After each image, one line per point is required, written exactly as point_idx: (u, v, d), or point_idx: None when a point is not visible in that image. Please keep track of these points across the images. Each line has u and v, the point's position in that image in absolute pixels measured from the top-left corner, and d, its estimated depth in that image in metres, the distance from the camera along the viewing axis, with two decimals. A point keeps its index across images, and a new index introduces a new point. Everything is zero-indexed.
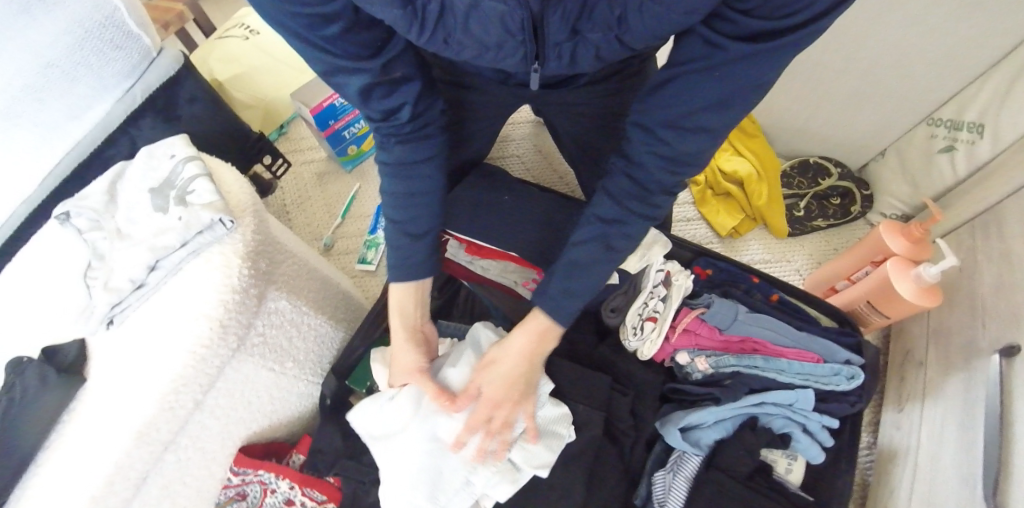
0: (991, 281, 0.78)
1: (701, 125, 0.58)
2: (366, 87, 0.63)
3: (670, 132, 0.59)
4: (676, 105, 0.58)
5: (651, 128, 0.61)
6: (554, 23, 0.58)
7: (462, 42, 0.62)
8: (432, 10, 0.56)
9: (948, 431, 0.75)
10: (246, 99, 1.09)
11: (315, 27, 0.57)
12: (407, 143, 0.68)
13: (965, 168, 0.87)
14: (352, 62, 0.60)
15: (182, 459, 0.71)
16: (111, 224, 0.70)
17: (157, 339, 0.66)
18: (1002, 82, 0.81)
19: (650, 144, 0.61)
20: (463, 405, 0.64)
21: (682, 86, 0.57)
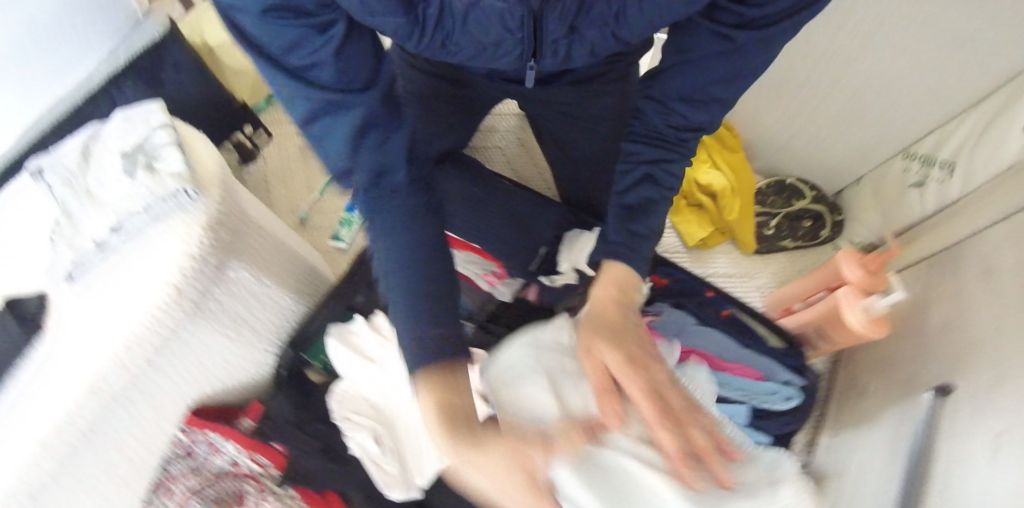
0: (939, 319, 0.79)
1: (714, 97, 0.60)
2: (356, 124, 0.51)
3: (684, 105, 0.61)
4: (684, 80, 0.60)
5: (662, 100, 0.62)
6: (552, 21, 0.60)
7: (460, 44, 0.63)
8: (432, 13, 0.57)
9: (876, 460, 0.77)
10: (237, 65, 1.07)
11: (299, 49, 0.49)
12: (411, 195, 0.53)
13: (934, 205, 0.87)
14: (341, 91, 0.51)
15: (134, 414, 0.74)
16: (83, 184, 0.71)
17: (114, 300, 0.68)
18: (978, 124, 0.80)
19: (669, 117, 0.62)
20: (612, 403, 0.45)
21: (691, 69, 0.60)
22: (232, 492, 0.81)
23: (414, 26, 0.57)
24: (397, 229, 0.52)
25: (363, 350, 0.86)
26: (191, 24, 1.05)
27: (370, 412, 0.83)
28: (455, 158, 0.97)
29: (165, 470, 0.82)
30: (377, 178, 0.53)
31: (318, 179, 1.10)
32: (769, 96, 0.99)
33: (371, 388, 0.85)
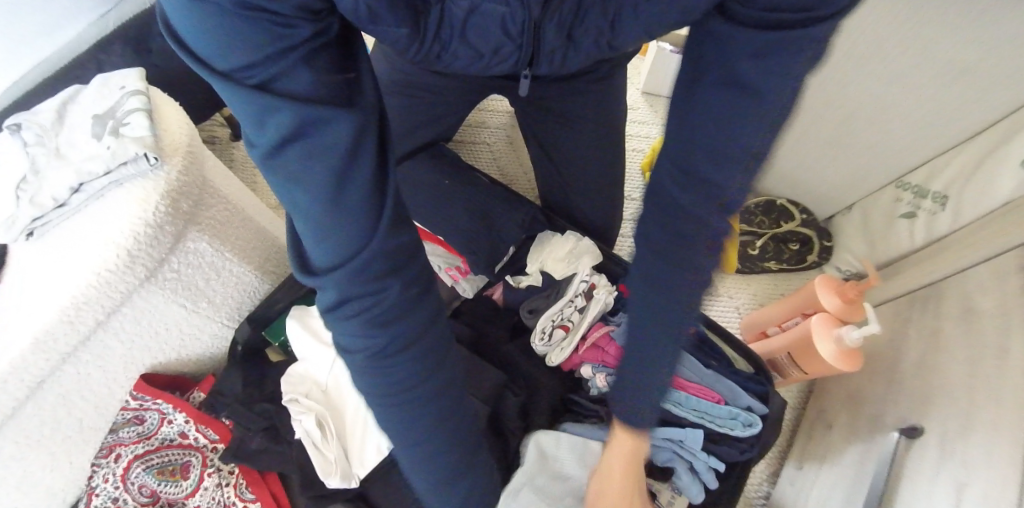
0: (914, 358, 0.75)
1: (734, 146, 0.43)
2: (345, 150, 0.41)
3: (700, 164, 0.45)
4: (695, 138, 0.45)
5: (682, 167, 0.46)
6: (550, 34, 0.68)
7: (457, 54, 0.71)
8: (433, 21, 0.63)
9: (834, 498, 0.74)
10: None
11: (271, 63, 0.38)
12: (403, 300, 0.48)
13: (922, 237, 0.82)
14: (320, 118, 0.40)
15: (82, 373, 0.74)
16: (53, 142, 0.72)
17: (68, 256, 0.69)
18: (972, 159, 0.75)
19: (687, 187, 0.45)
20: None
21: (698, 108, 0.45)
22: (178, 462, 0.80)
23: (415, 37, 0.63)
24: (386, 269, 0.46)
25: (317, 331, 0.86)
26: None
27: (318, 397, 0.82)
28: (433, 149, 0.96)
29: (114, 435, 0.81)
30: (364, 217, 0.44)
31: None
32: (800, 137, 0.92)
33: (322, 372, 0.84)
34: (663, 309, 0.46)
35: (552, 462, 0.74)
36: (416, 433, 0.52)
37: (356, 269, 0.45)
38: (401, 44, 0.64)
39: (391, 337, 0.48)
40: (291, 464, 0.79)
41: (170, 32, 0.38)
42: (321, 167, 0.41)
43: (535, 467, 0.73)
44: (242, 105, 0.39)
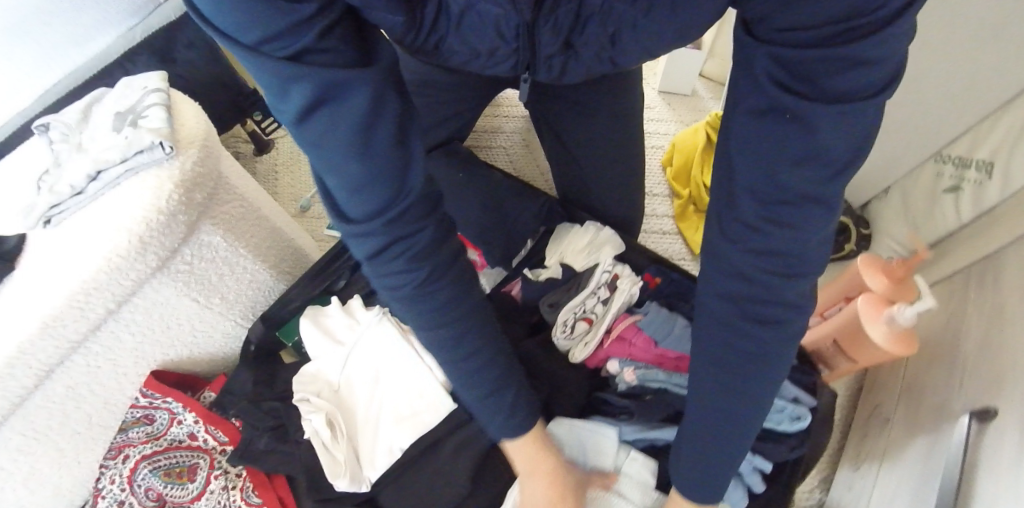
0: (976, 336, 0.67)
1: (797, 198, 0.41)
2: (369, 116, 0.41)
3: (764, 218, 0.43)
4: (759, 189, 0.43)
5: (744, 218, 0.44)
6: (545, 36, 0.63)
7: (455, 48, 0.68)
8: (429, 13, 0.62)
9: (899, 500, 0.65)
10: None
11: (294, 35, 0.38)
12: (434, 248, 0.49)
13: (970, 210, 0.76)
14: (341, 87, 0.40)
15: (91, 366, 0.73)
16: (77, 138, 0.75)
17: (79, 243, 0.68)
18: (1017, 121, 0.70)
19: (757, 252, 0.44)
20: None
21: (753, 149, 0.42)
22: (185, 464, 0.76)
23: (411, 26, 0.61)
24: (420, 225, 0.47)
25: (330, 331, 0.84)
26: None
27: (330, 396, 0.78)
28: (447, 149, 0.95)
29: (122, 435, 0.78)
30: (393, 179, 0.44)
31: None
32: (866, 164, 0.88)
33: (334, 372, 0.81)
34: (747, 354, 0.47)
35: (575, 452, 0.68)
36: (460, 375, 0.53)
37: (388, 222, 0.46)
38: (401, 36, 0.63)
39: (427, 284, 0.49)
40: (299, 467, 0.74)
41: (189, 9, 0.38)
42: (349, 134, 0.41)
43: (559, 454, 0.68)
44: (265, 79, 0.39)
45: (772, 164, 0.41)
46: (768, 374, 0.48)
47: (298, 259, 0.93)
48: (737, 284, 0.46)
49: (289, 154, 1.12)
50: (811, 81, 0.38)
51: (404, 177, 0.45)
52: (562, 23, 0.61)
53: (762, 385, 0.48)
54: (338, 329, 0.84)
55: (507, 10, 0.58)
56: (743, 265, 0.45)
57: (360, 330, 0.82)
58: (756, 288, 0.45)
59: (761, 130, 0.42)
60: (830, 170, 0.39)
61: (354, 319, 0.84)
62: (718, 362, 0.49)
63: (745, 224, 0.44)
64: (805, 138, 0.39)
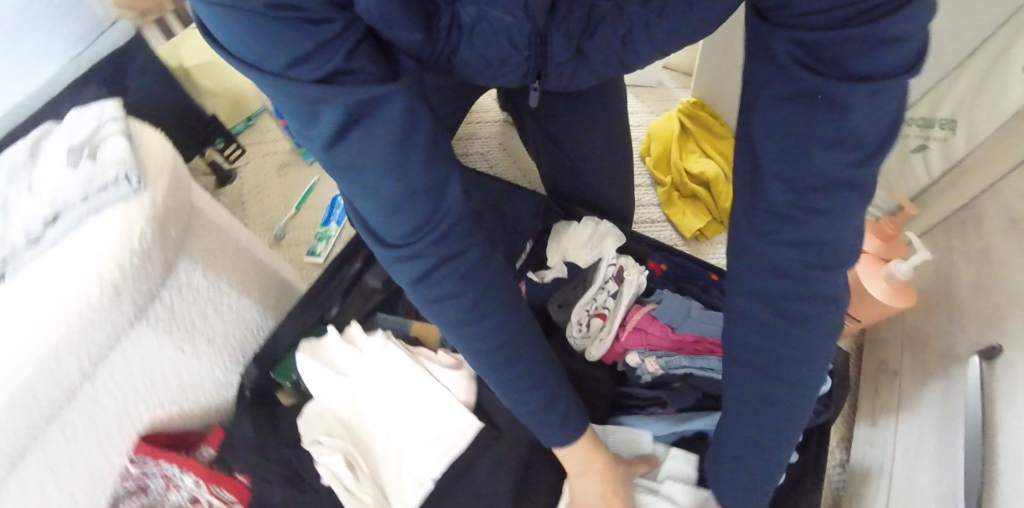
0: (968, 280, 0.71)
1: (838, 181, 0.37)
2: (398, 136, 0.39)
3: (801, 202, 0.39)
4: (784, 179, 0.40)
5: (775, 207, 0.40)
6: (558, 45, 0.61)
7: (470, 59, 0.64)
8: (443, 26, 0.57)
9: (926, 448, 0.67)
10: (214, 87, 1.04)
11: (321, 59, 0.36)
12: (477, 259, 0.47)
13: (940, 167, 0.81)
14: (382, 106, 0.38)
15: (69, 439, 0.64)
16: (25, 180, 0.68)
17: (42, 299, 0.60)
18: (975, 78, 0.76)
19: (800, 237, 0.40)
20: None
21: (774, 136, 0.39)
22: None
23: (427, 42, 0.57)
24: (457, 241, 0.45)
25: (333, 363, 0.78)
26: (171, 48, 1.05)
27: (342, 432, 0.73)
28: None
29: None
30: (432, 195, 0.42)
31: (294, 195, 1.04)
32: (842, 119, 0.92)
33: (344, 407, 0.76)
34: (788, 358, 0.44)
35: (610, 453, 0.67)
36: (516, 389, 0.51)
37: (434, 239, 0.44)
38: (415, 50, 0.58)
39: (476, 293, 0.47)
40: None
41: (212, 45, 0.37)
42: (380, 155, 0.39)
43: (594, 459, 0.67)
44: (298, 106, 0.37)
45: (799, 151, 0.38)
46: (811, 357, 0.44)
47: (283, 291, 0.88)
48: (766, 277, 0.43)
49: (256, 182, 1.06)
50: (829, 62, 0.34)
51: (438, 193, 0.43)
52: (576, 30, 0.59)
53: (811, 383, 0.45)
54: (342, 359, 0.78)
55: (521, 17, 0.55)
56: (777, 260, 0.41)
57: (367, 357, 0.78)
58: (792, 275, 0.41)
59: (779, 118, 0.38)
60: (859, 155, 0.36)
61: (357, 347, 0.79)
62: (743, 353, 0.47)
63: (771, 214, 0.41)
64: (836, 121, 0.35)
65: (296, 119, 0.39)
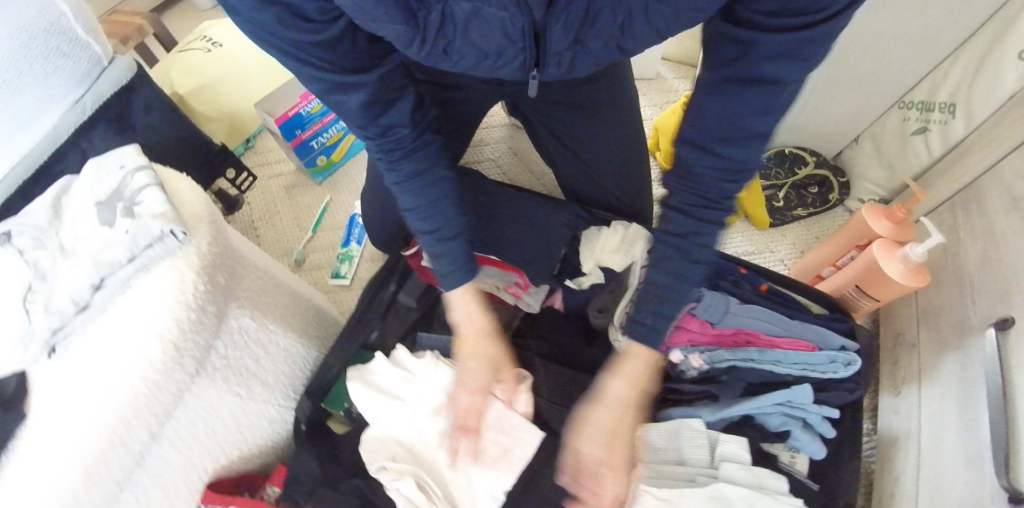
0: (976, 256, 0.77)
1: (752, 131, 0.56)
2: (366, 103, 0.64)
3: (724, 145, 0.57)
4: (715, 125, 0.57)
5: (702, 144, 0.58)
6: (556, 33, 0.64)
7: (461, 52, 0.67)
8: (434, 20, 0.61)
9: (948, 413, 0.74)
10: (211, 111, 1.02)
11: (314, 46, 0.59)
12: (410, 173, 0.66)
13: (939, 148, 0.87)
14: (345, 78, 0.62)
15: (142, 500, 0.64)
16: (54, 241, 0.64)
17: (102, 367, 0.59)
18: (971, 64, 0.81)
19: (709, 160, 0.57)
20: None
21: (720, 103, 0.57)
22: None
23: (414, 32, 0.61)
24: (410, 170, 0.67)
25: (384, 388, 0.79)
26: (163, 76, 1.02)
27: (407, 456, 0.75)
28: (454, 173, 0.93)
29: None
30: (375, 132, 0.65)
31: (308, 216, 1.04)
32: (839, 102, 0.97)
33: (404, 430, 0.77)
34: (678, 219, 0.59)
35: (665, 450, 0.75)
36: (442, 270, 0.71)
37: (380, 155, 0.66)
38: (402, 42, 0.62)
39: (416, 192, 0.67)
40: None
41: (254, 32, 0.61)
42: (356, 109, 0.64)
43: (652, 457, 0.75)
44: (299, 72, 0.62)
45: (735, 120, 0.56)
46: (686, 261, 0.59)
47: (322, 319, 0.88)
48: (686, 198, 0.59)
49: (264, 207, 1.05)
50: (781, 56, 0.53)
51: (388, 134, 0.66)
52: (574, 17, 0.61)
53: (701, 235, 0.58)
54: (391, 384, 0.79)
55: (517, 12, 0.59)
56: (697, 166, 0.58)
57: (418, 380, 0.78)
58: (706, 191, 0.58)
59: (732, 96, 0.56)
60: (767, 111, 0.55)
61: (404, 370, 0.79)
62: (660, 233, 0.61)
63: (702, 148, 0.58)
64: (762, 94, 0.55)
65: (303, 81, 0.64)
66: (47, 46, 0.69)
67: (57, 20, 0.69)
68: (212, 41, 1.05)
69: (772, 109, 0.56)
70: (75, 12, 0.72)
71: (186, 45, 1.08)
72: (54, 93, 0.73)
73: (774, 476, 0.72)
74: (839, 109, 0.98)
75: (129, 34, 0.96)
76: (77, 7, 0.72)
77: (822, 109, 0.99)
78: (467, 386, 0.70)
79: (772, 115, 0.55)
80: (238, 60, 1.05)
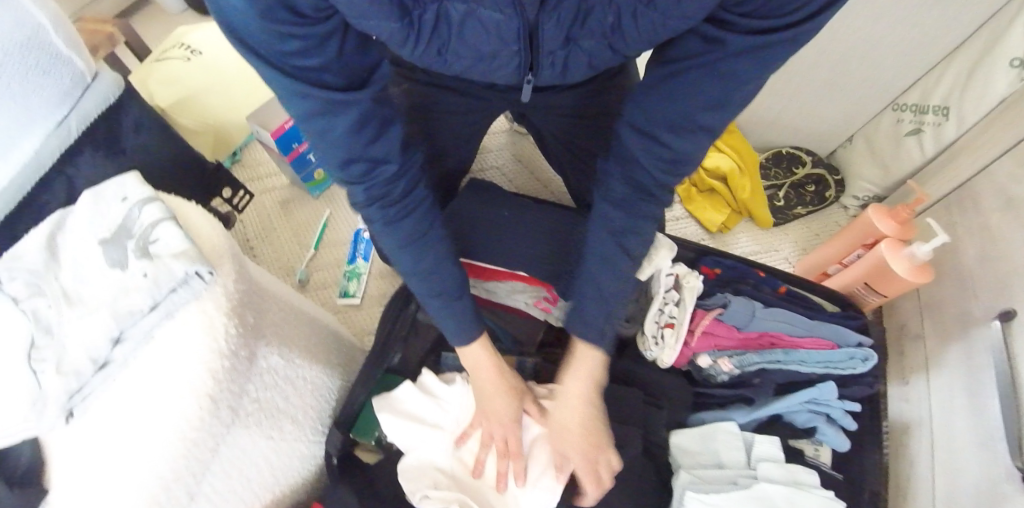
0: (974, 251, 0.81)
1: (698, 125, 0.59)
2: (356, 125, 0.56)
3: (671, 135, 0.60)
4: (664, 114, 0.60)
5: (650, 133, 0.62)
6: (550, 29, 0.61)
7: (457, 53, 0.66)
8: (429, 18, 0.57)
9: (957, 399, 0.78)
10: (194, 124, 1.07)
11: (305, 50, 0.50)
12: (401, 205, 0.63)
13: (933, 148, 0.91)
14: (344, 95, 0.54)
15: None
16: (56, 288, 0.57)
17: (134, 427, 0.55)
18: (963, 69, 0.85)
19: (649, 147, 0.62)
20: None
21: (674, 97, 0.59)
22: None
23: (408, 30, 0.57)
24: (397, 208, 0.63)
25: (417, 415, 0.75)
26: (142, 89, 1.07)
27: (449, 483, 0.71)
28: (471, 185, 0.93)
29: None
30: (365, 162, 0.59)
31: (308, 234, 1.06)
32: (831, 103, 1.02)
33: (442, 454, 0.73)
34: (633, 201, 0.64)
35: (703, 454, 0.75)
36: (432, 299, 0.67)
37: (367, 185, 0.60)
38: (396, 39, 0.58)
39: (407, 225, 0.63)
40: None
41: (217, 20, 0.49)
42: (343, 135, 0.56)
43: (691, 462, 0.74)
44: (281, 85, 0.52)
45: (689, 119, 0.59)
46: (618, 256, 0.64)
47: (341, 345, 0.85)
48: (622, 182, 0.64)
49: (259, 224, 1.07)
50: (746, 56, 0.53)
51: (378, 166, 0.60)
52: (565, 16, 0.59)
53: (637, 220, 0.64)
54: (418, 407, 0.75)
55: (513, 12, 0.58)
56: (640, 155, 0.63)
57: (449, 403, 0.76)
58: (644, 179, 0.63)
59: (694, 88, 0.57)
60: (718, 104, 0.57)
61: (428, 394, 0.77)
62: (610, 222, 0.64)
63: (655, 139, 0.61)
64: (721, 86, 0.56)
65: (277, 91, 0.53)
66: (29, 66, 0.62)
67: (35, 34, 0.62)
68: (192, 50, 1.11)
69: (730, 105, 0.58)
70: (55, 25, 0.64)
71: (162, 53, 1.13)
72: (38, 114, 0.66)
73: (805, 470, 0.73)
74: (830, 109, 1.03)
75: (100, 43, 0.97)
76: (55, 18, 0.64)
77: (814, 110, 1.04)
78: (497, 418, 0.70)
79: (721, 111, 0.58)
80: (218, 71, 1.11)
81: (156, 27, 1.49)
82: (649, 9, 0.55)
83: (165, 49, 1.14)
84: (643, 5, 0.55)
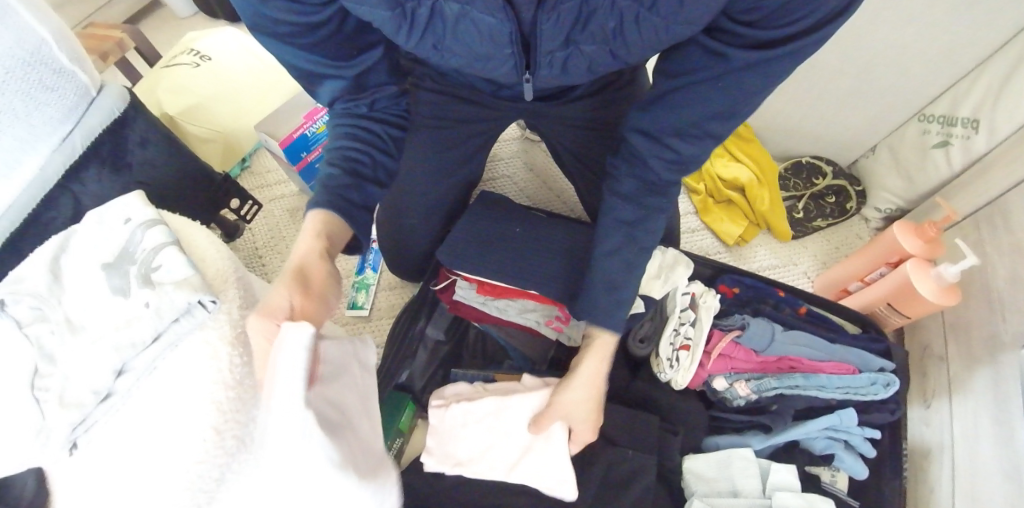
0: (1004, 274, 0.77)
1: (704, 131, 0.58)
2: (342, 92, 0.66)
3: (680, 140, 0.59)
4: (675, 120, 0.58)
5: (658, 137, 0.60)
6: (551, 34, 0.58)
7: (455, 51, 0.64)
8: (423, 12, 0.58)
9: (982, 424, 0.75)
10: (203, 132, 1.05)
11: (297, 33, 0.61)
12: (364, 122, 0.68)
13: (960, 161, 0.87)
14: (330, 66, 0.64)
15: None
16: (58, 314, 0.56)
17: (137, 458, 0.54)
18: (995, 80, 0.81)
19: (659, 152, 0.60)
20: None
21: (683, 103, 0.58)
22: None
23: (402, 20, 0.59)
24: (345, 126, 0.67)
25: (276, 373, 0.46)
26: (150, 95, 1.06)
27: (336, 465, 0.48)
28: (483, 198, 0.91)
29: None
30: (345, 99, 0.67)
31: None
32: (852, 109, 0.98)
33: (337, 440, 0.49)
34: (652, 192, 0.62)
35: (717, 481, 0.73)
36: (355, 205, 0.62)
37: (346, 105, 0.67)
38: (389, 29, 0.60)
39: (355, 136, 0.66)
40: None
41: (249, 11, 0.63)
42: (332, 93, 0.67)
43: (706, 490, 0.72)
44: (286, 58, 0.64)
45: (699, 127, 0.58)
46: (623, 289, 0.60)
47: None
48: (630, 186, 0.62)
49: (268, 232, 1.07)
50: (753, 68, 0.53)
51: (354, 99, 0.67)
52: (569, 19, 0.56)
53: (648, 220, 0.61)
54: (259, 339, 0.49)
55: (506, 17, 0.56)
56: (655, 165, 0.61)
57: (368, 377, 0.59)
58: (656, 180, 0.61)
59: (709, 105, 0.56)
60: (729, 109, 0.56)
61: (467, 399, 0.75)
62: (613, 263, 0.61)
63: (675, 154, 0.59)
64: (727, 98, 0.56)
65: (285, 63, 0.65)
66: (27, 84, 0.61)
67: (37, 49, 0.61)
68: (200, 55, 1.09)
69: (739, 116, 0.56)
70: (57, 38, 0.63)
71: (171, 57, 1.11)
72: (41, 129, 0.65)
73: (823, 499, 0.70)
74: (851, 113, 0.99)
75: (108, 48, 0.96)
76: (60, 32, 0.63)
77: (836, 118, 1.00)
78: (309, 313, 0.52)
79: None
80: (227, 77, 1.09)
81: (168, 30, 1.48)
82: (653, 16, 0.54)
83: (173, 53, 1.12)
84: (643, 11, 0.54)
